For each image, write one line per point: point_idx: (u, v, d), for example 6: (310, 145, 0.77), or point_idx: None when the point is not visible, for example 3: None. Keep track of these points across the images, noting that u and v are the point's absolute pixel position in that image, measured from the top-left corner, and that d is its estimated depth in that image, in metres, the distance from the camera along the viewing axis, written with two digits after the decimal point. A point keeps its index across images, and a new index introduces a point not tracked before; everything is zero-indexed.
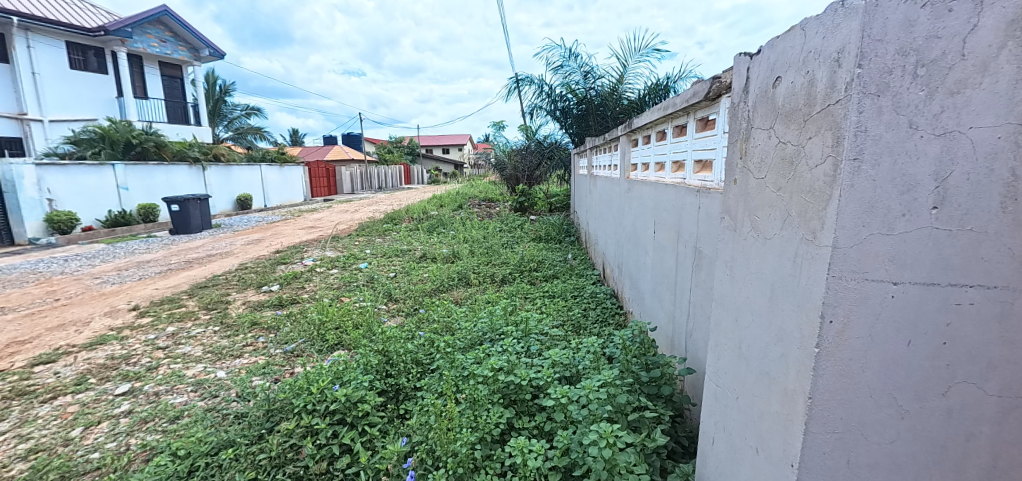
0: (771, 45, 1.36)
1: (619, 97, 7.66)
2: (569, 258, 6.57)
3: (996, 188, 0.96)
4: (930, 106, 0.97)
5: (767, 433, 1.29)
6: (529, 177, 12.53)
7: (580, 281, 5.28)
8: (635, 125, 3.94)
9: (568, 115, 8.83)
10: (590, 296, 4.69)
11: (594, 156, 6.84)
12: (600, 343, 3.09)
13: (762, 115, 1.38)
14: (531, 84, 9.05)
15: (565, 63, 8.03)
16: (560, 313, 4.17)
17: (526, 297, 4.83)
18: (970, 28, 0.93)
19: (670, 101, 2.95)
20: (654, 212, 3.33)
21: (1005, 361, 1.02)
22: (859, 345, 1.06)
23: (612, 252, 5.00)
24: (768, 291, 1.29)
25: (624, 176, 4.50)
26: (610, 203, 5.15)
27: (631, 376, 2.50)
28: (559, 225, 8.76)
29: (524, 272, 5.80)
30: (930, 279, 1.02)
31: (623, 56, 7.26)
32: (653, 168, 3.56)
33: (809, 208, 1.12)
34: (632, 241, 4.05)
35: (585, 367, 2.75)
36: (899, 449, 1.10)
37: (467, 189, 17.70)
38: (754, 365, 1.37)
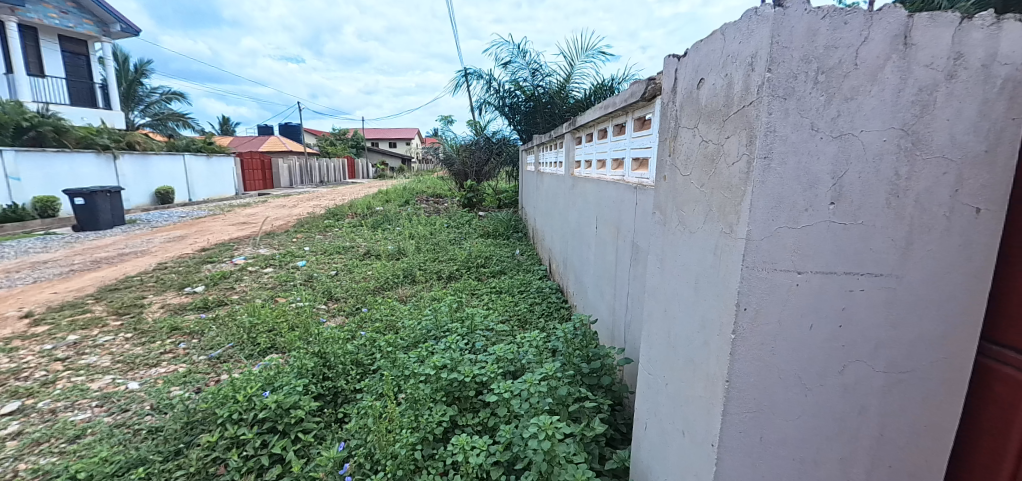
0: (695, 49, 1.43)
1: (565, 97, 7.79)
2: (517, 254, 6.61)
3: (882, 186, 1.07)
4: (829, 109, 1.05)
5: (692, 416, 1.36)
6: (477, 173, 12.45)
7: (527, 276, 5.34)
8: (579, 123, 4.01)
9: (515, 111, 8.85)
10: (536, 291, 4.75)
11: (541, 152, 6.91)
12: (544, 337, 3.13)
13: (689, 115, 1.44)
14: (479, 78, 9.00)
15: (513, 58, 8.07)
16: (506, 309, 4.19)
17: (473, 293, 4.81)
18: (862, 40, 1.03)
19: (610, 101, 3.03)
20: (596, 208, 3.42)
21: (890, 340, 1.15)
22: (770, 331, 1.14)
23: (557, 247, 5.08)
24: (694, 282, 1.36)
25: (569, 172, 4.58)
26: (556, 199, 5.23)
27: (572, 369, 2.56)
28: (507, 221, 8.79)
29: (472, 268, 5.77)
30: (829, 268, 1.11)
31: (570, 56, 7.37)
32: (595, 166, 3.64)
33: (727, 203, 1.19)
34: (575, 237, 4.14)
35: (529, 361, 2.78)
36: (804, 424, 1.20)
37: (414, 185, 17.31)
38: (681, 352, 1.44)
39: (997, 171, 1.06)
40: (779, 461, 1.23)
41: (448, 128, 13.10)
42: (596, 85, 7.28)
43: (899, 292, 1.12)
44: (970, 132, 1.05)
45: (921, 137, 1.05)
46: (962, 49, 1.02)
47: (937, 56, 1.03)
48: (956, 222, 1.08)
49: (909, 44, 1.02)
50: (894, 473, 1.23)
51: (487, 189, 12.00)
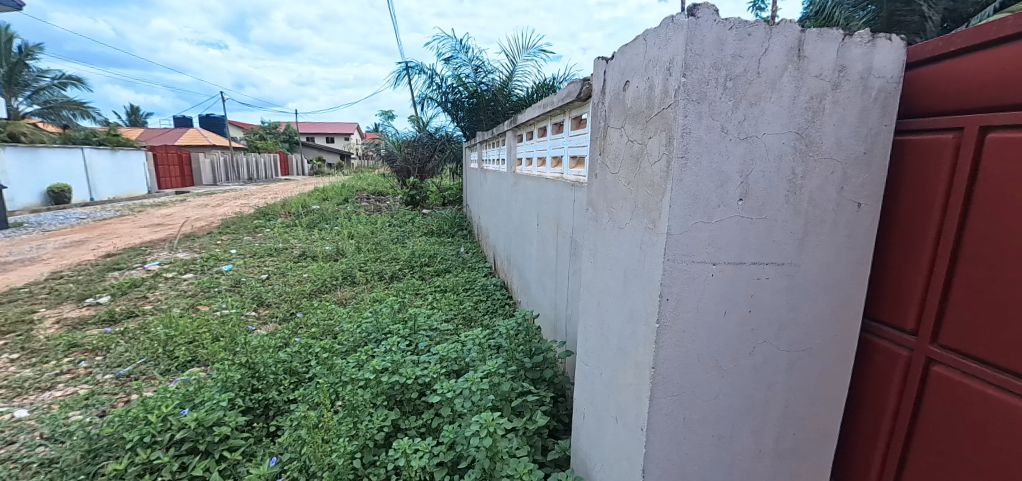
0: (621, 52, 1.49)
1: (508, 94, 7.83)
2: (462, 252, 6.57)
3: (782, 183, 1.20)
4: (736, 113, 1.15)
5: (624, 403, 1.43)
6: (419, 170, 12.22)
7: (472, 274, 5.33)
8: (520, 120, 4.05)
9: (459, 108, 8.78)
10: (480, 288, 4.75)
11: (484, 150, 6.91)
12: (487, 335, 3.15)
13: (617, 116, 1.51)
14: (420, 73, 8.83)
15: (455, 54, 7.99)
16: (451, 307, 4.17)
17: (417, 293, 4.74)
18: (763, 51, 1.14)
19: (549, 100, 3.09)
20: (537, 205, 3.49)
21: (791, 322, 1.28)
22: (690, 318, 1.23)
23: (501, 244, 5.11)
24: (624, 275, 1.43)
25: (512, 170, 4.61)
26: (499, 196, 5.26)
27: (516, 364, 2.59)
28: (451, 218, 8.71)
29: (415, 267, 5.66)
30: (739, 259, 1.22)
31: (512, 54, 7.41)
32: (536, 163, 3.70)
33: (650, 200, 1.26)
34: (518, 234, 4.19)
35: (472, 359, 2.79)
36: (721, 402, 1.31)
37: (353, 182, 16.68)
38: (614, 343, 1.51)
39: (872, 170, 1.22)
40: (701, 438, 1.33)
41: (388, 124, 12.75)
42: (538, 83, 7.37)
43: (797, 278, 1.26)
44: (851, 136, 1.20)
45: (812, 140, 1.19)
46: (844, 63, 1.17)
47: (824, 68, 1.16)
48: (842, 216, 1.23)
49: (802, 56, 1.15)
50: (796, 439, 1.39)
51: (430, 187, 11.82)
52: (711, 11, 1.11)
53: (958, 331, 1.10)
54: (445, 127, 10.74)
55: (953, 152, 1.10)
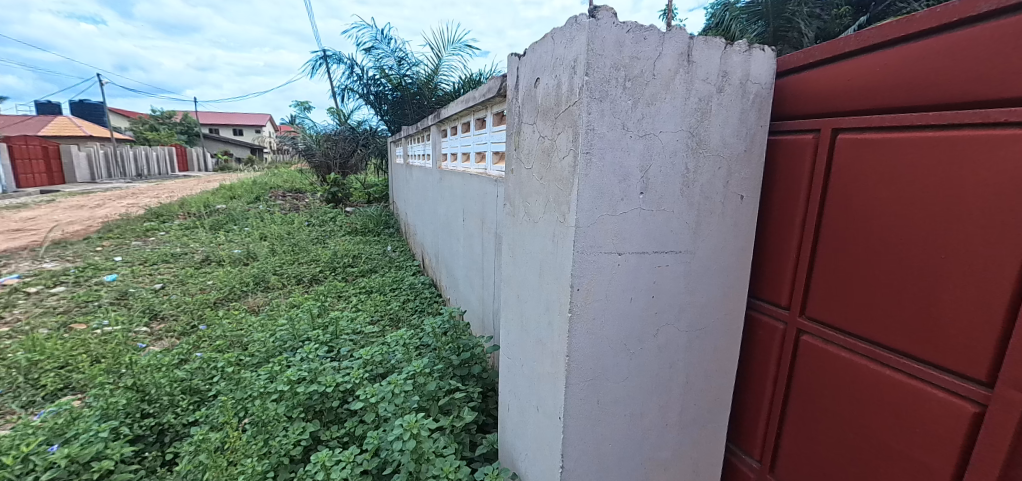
0: (531, 49, 1.52)
1: (434, 89, 7.68)
2: (389, 250, 6.36)
3: (676, 178, 1.31)
4: (635, 112, 1.22)
5: (543, 392, 1.48)
6: (341, 165, 11.64)
7: (400, 273, 5.18)
8: (442, 115, 3.98)
9: (382, 101, 8.48)
10: (408, 287, 4.63)
11: (409, 145, 6.74)
12: (414, 335, 3.09)
13: (529, 113, 1.54)
14: (340, 63, 8.40)
15: (377, 45, 7.70)
16: (377, 309, 4.02)
17: (340, 295, 4.50)
18: (658, 55, 1.23)
19: (470, 95, 3.07)
20: (463, 201, 3.47)
21: (688, 305, 1.43)
22: (599, 306, 1.30)
23: (429, 241, 5.03)
24: (540, 268, 1.47)
25: (436, 165, 4.53)
26: (425, 192, 5.16)
27: (443, 362, 2.57)
28: (376, 216, 8.40)
29: (338, 268, 5.39)
30: (642, 249, 1.32)
31: (436, 47, 7.27)
32: (461, 159, 3.66)
33: (560, 194, 1.31)
34: (445, 230, 4.14)
35: (398, 361, 2.72)
36: (631, 382, 1.41)
37: (265, 178, 15.43)
38: (532, 334, 1.56)
39: (751, 166, 1.40)
40: (614, 418, 1.42)
41: (304, 117, 11.97)
42: (465, 78, 7.31)
43: (692, 265, 1.40)
44: (734, 136, 1.36)
45: (701, 138, 1.32)
46: (727, 69, 1.30)
47: (710, 73, 1.29)
48: (728, 207, 1.40)
49: (691, 61, 1.26)
50: (696, 409, 1.55)
51: (353, 183, 11.29)
52: (610, 13, 1.16)
53: (818, 305, 1.34)
54: (367, 120, 10.27)
55: (812, 151, 1.33)
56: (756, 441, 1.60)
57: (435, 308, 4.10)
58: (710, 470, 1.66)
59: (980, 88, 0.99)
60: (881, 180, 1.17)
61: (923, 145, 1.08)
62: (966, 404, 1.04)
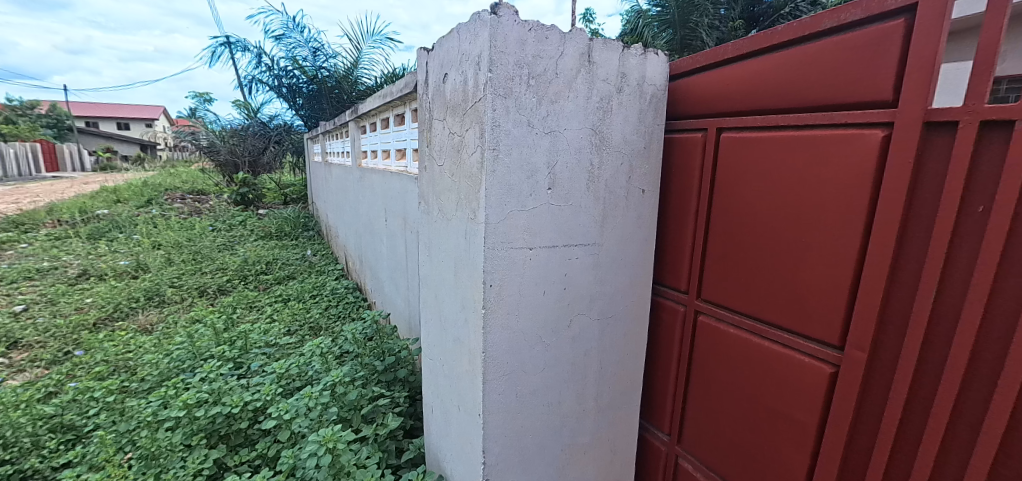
0: (439, 44, 1.50)
1: (355, 83, 7.28)
2: (308, 254, 5.96)
3: (582, 173, 1.37)
4: (540, 109, 1.26)
5: (463, 390, 1.47)
6: (251, 163, 10.42)
7: (321, 278, 4.87)
8: (360, 110, 3.78)
9: (296, 94, 7.82)
10: (330, 293, 4.37)
11: (326, 141, 6.33)
12: (334, 343, 2.93)
13: (438, 109, 1.52)
14: (246, 51, 7.72)
15: (288, 33, 7.15)
16: (295, 317, 3.76)
17: (252, 305, 4.13)
18: (559, 54, 1.26)
19: (389, 90, 2.95)
20: (384, 200, 3.33)
21: (599, 294, 1.50)
22: (512, 301, 1.33)
23: (351, 243, 4.78)
24: (455, 266, 1.46)
25: (356, 163, 4.30)
26: (346, 192, 4.89)
27: (366, 370, 2.46)
28: (293, 218, 7.84)
29: (249, 277, 4.94)
30: (552, 243, 1.36)
31: (354, 39, 6.91)
32: (381, 156, 3.50)
33: (470, 191, 1.31)
34: (368, 231, 3.96)
35: (317, 372, 2.56)
36: (548, 373, 1.45)
37: (158, 179, 13.73)
38: (451, 333, 1.54)
39: (650, 162, 1.51)
40: (533, 409, 1.45)
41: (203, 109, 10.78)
42: (387, 73, 7.04)
43: (600, 256, 1.47)
44: (634, 133, 1.45)
45: (604, 135, 1.38)
46: (625, 70, 1.38)
47: (609, 73, 1.35)
48: (631, 200, 1.49)
49: (592, 62, 1.31)
50: (611, 392, 1.63)
51: (263, 184, 10.40)
52: (512, 11, 1.17)
53: (712, 288, 1.49)
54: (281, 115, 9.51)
55: (700, 147, 1.50)
56: (663, 418, 1.73)
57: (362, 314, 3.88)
58: (626, 449, 1.77)
59: (829, 94, 1.17)
60: (756, 175, 1.34)
61: (787, 143, 1.25)
62: (825, 366, 1.21)
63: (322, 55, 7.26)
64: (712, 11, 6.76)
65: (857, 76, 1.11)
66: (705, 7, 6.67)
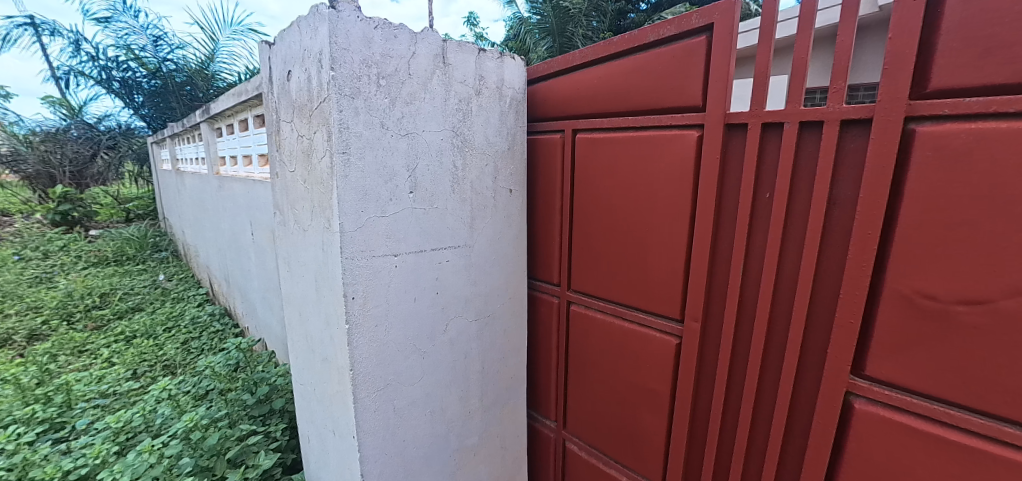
0: (280, 38, 1.37)
1: (213, 80, 6.25)
2: (161, 279, 5.03)
3: (445, 176, 1.36)
4: (393, 111, 1.22)
5: (336, 413, 1.36)
6: (75, 174, 8.22)
7: (178, 306, 4.16)
8: (212, 110, 3.29)
9: (132, 90, 6.45)
10: (189, 323, 3.75)
11: (175, 146, 5.42)
12: (193, 384, 2.51)
13: (285, 109, 1.38)
14: (59, 35, 6.29)
15: (116, 17, 5.94)
16: (141, 356, 3.15)
17: (81, 349, 3.32)
18: (411, 54, 1.24)
19: (243, 87, 2.60)
20: (249, 212, 2.94)
21: (474, 295, 1.51)
22: (380, 311, 1.27)
23: (215, 264, 4.16)
24: (315, 281, 1.34)
25: (213, 172, 3.69)
26: (203, 204, 4.23)
27: (232, 407, 2.15)
28: (138, 236, 6.55)
29: (76, 313, 4.00)
30: (419, 248, 1.33)
31: (205, 27, 5.84)
32: (241, 163, 3.07)
33: (323, 198, 1.21)
34: (234, 248, 3.48)
35: (167, 419, 2.17)
36: (426, 381, 1.42)
37: None
38: (318, 353, 1.41)
39: (515, 162, 1.56)
40: (414, 421, 1.40)
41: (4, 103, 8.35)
42: (252, 66, 6.15)
43: (472, 257, 1.48)
44: (496, 135, 1.48)
45: (466, 137, 1.39)
46: (482, 73, 1.41)
47: (466, 75, 1.37)
48: (499, 200, 1.53)
49: (446, 63, 1.31)
50: (495, 390, 1.65)
51: (92, 198, 8.27)
52: (352, 7, 1.11)
53: (579, 279, 1.61)
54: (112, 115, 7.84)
55: (560, 148, 1.60)
56: (551, 405, 1.82)
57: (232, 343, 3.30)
58: (518, 442, 1.81)
59: (657, 98, 1.32)
60: (606, 173, 1.47)
61: (628, 142, 1.39)
62: (671, 339, 1.37)
63: (166, 45, 6.08)
64: (585, 23, 7.27)
65: (676, 83, 1.27)
66: (578, 19, 7.19)
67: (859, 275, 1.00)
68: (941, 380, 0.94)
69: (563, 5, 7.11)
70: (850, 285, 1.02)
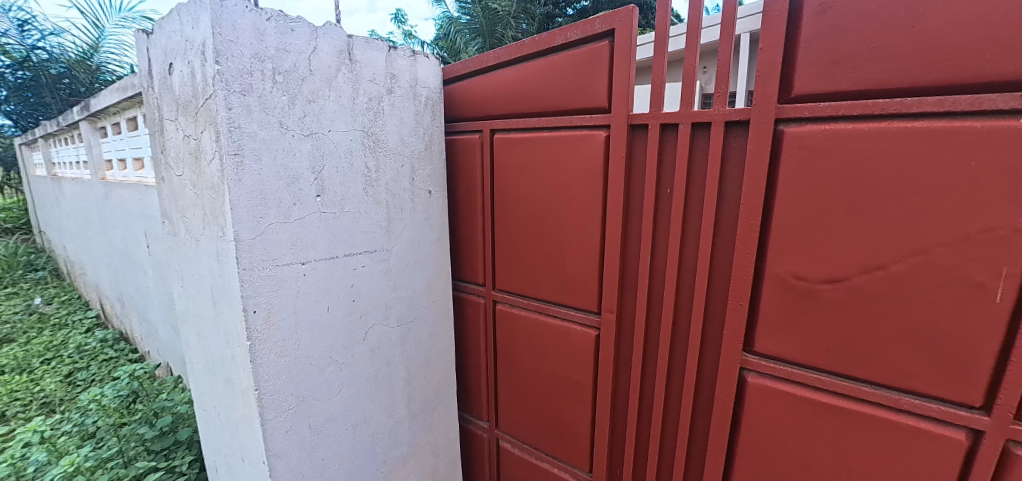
0: (158, 27, 1.22)
1: (100, 73, 5.11)
2: (37, 302, 4.35)
3: (357, 178, 1.30)
4: (293, 109, 1.14)
5: (243, 438, 1.25)
6: None
7: (60, 333, 3.61)
8: (91, 108, 2.88)
9: None
10: (73, 351, 3.27)
11: (50, 148, 4.69)
12: (77, 422, 2.19)
13: (168, 106, 1.24)
14: None
15: None
16: (9, 394, 2.69)
17: None
18: (311, 49, 1.17)
19: (127, 81, 2.30)
20: (142, 223, 2.62)
21: (394, 301, 1.46)
22: (287, 325, 1.18)
23: (105, 282, 3.65)
24: (212, 296, 1.22)
25: (97, 177, 3.21)
26: (86, 215, 3.70)
27: (128, 444, 1.91)
28: (5, 254, 5.58)
29: None
30: (331, 254, 1.26)
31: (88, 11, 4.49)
32: (132, 167, 2.73)
33: (215, 204, 1.10)
34: (126, 263, 3.09)
35: (42, 465, 1.87)
36: (345, 394, 1.34)
37: None
38: (220, 375, 1.28)
39: (434, 163, 1.53)
40: (333, 437, 1.33)
41: None
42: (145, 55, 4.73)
43: (390, 262, 1.43)
44: (411, 135, 1.45)
45: (378, 138, 1.34)
46: (393, 71, 1.36)
47: (376, 73, 1.31)
48: (417, 202, 1.49)
49: (353, 60, 1.25)
50: (422, 397, 1.61)
51: None
52: None
53: (503, 278, 1.62)
54: None
55: (479, 148, 1.59)
56: (482, 406, 1.81)
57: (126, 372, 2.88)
58: (450, 447, 1.78)
59: (568, 100, 1.36)
60: (524, 172, 1.49)
61: (543, 142, 1.42)
62: (590, 331, 1.42)
63: (35, 31, 4.76)
64: (515, 25, 7.33)
65: (585, 85, 1.31)
66: (507, 21, 7.24)
67: (746, 262, 1.11)
68: (818, 352, 1.05)
69: (492, 7, 7.15)
70: (739, 270, 1.12)
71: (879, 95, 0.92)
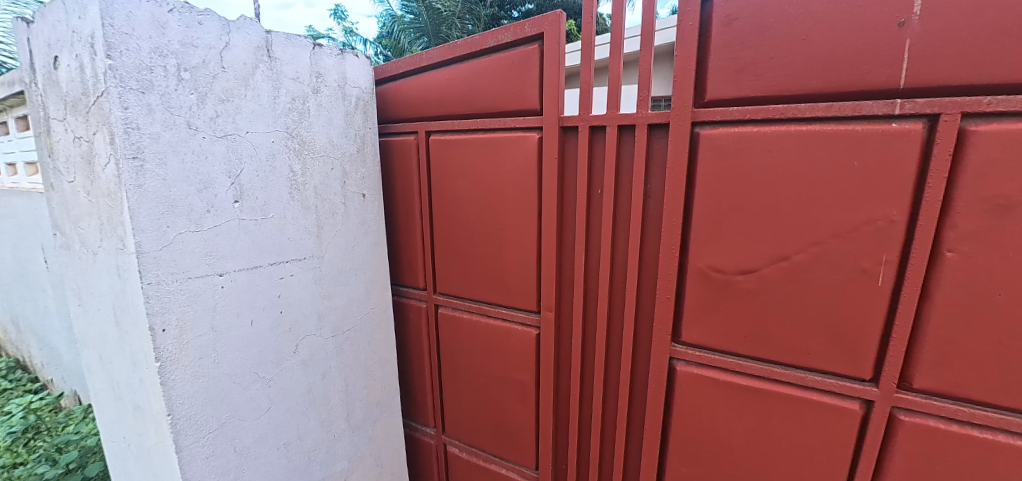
0: (38, 14, 1.08)
1: None
2: None
3: (281, 182, 1.22)
4: (204, 109, 1.06)
5: (157, 469, 1.14)
6: None
7: None
8: None
9: None
10: None
11: None
12: None
13: (54, 104, 1.10)
14: None
15: None
16: None
17: None
18: (223, 44, 1.09)
19: (14, 76, 2.02)
20: (38, 235, 2.33)
21: (327, 310, 1.39)
22: (203, 342, 1.09)
23: None
24: (113, 315, 1.10)
25: None
26: None
27: None
28: None
29: None
30: (253, 264, 1.18)
31: None
32: (24, 172, 2.42)
33: (112, 213, 1.00)
34: (20, 281, 2.73)
35: None
36: (275, 411, 1.26)
37: None
38: (127, 401, 1.16)
39: (367, 165, 1.48)
40: (262, 459, 1.24)
41: None
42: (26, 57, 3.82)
43: (322, 269, 1.36)
44: (341, 137, 1.39)
45: (304, 139, 1.27)
46: (319, 70, 1.30)
47: (299, 71, 1.25)
48: (350, 206, 1.43)
49: (273, 57, 1.18)
50: (363, 408, 1.55)
51: None
52: None
53: (444, 282, 1.60)
54: None
55: (415, 150, 1.56)
56: (428, 412, 1.77)
57: (22, 405, 2.52)
58: (397, 457, 1.73)
59: (500, 102, 1.36)
60: (462, 174, 1.47)
61: (479, 144, 1.42)
62: (531, 331, 1.43)
63: None
64: (459, 26, 7.38)
65: (517, 88, 1.33)
66: (451, 21, 7.29)
67: (671, 257, 1.17)
68: (736, 339, 1.13)
69: (435, 6, 7.17)
70: (664, 265, 1.18)
71: (779, 100, 1.01)
